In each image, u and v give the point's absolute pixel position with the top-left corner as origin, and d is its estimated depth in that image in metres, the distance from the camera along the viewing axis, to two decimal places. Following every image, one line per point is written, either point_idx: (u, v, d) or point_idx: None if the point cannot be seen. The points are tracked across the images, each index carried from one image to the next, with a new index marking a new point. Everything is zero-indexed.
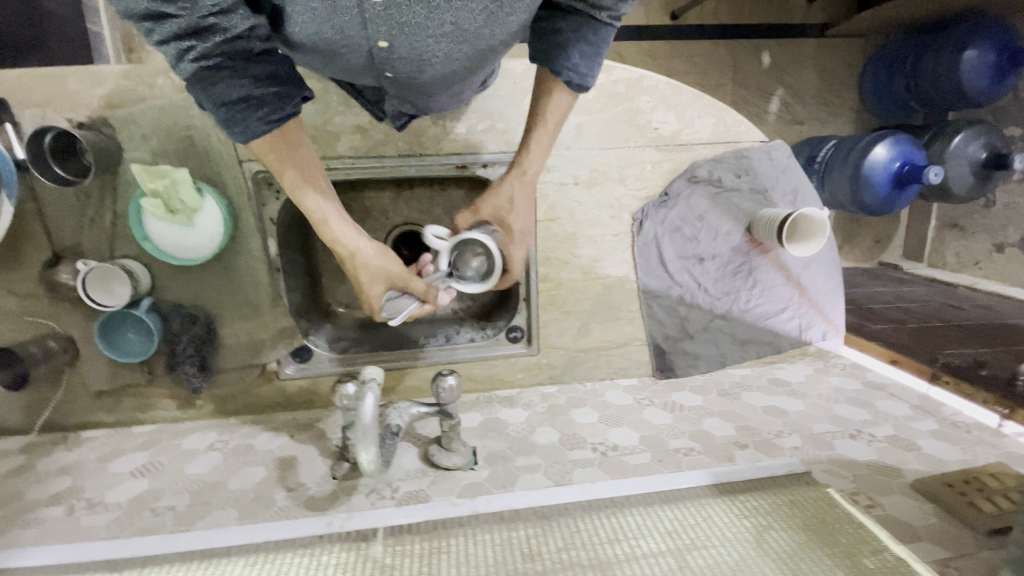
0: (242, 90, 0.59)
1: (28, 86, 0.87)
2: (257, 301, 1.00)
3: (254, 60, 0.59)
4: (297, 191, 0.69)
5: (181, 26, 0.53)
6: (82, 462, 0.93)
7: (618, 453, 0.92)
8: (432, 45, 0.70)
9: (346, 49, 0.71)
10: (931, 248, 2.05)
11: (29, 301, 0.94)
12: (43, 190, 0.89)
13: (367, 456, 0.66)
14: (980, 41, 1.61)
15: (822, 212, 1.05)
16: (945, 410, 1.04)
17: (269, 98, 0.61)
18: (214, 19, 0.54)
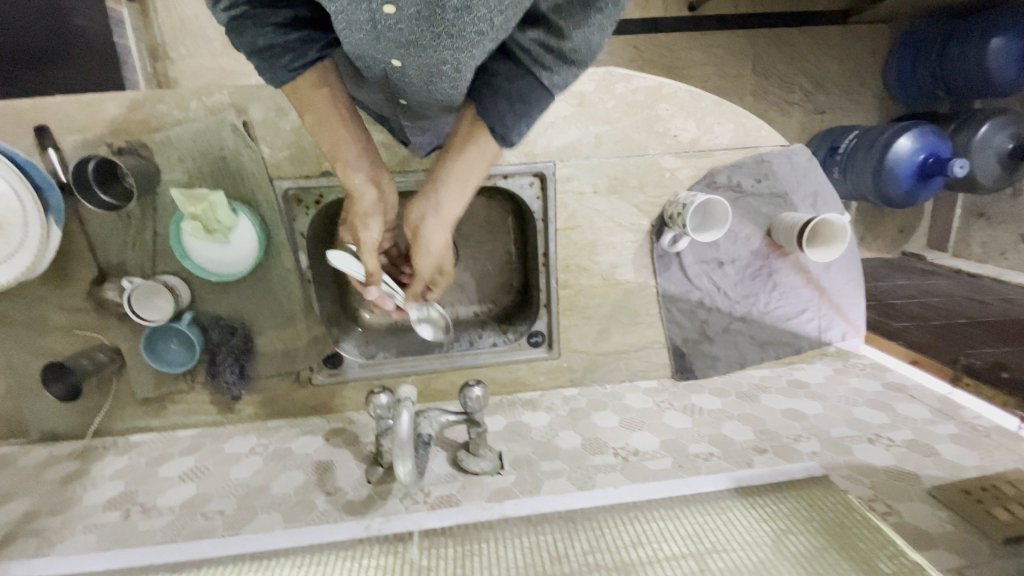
0: (269, 37, 0.63)
1: (69, 113, 0.90)
2: (290, 312, 1.04)
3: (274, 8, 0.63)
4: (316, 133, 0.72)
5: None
6: (134, 466, 0.99)
7: (639, 457, 0.95)
8: (439, 79, 0.69)
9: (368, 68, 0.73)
10: (956, 238, 2.02)
11: (79, 316, 1.00)
12: (87, 212, 0.94)
13: (405, 468, 0.71)
14: (1008, 28, 1.56)
15: (844, 218, 1.04)
16: (965, 413, 1.05)
17: (292, 45, 0.65)
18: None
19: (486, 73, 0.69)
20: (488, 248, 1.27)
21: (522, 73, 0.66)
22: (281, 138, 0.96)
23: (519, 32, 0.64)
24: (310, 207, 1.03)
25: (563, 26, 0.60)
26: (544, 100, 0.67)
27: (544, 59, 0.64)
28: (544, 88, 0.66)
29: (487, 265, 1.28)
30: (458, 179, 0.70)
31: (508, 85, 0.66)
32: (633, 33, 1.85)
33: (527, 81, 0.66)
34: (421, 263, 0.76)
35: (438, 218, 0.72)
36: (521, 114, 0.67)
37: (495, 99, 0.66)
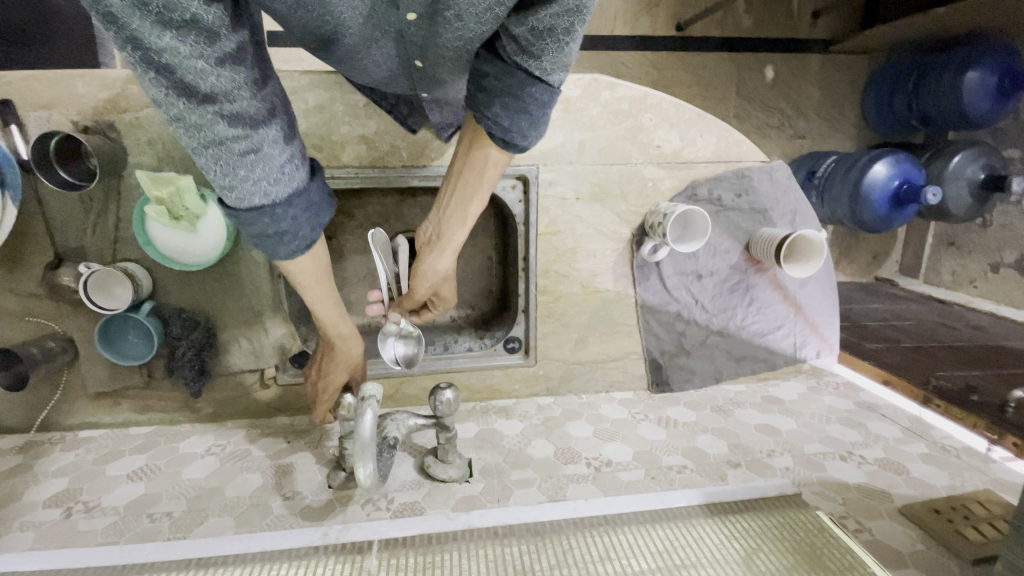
0: (275, 216, 0.59)
1: (34, 88, 0.87)
2: (257, 307, 1.01)
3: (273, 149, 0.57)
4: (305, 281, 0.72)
5: (221, 152, 0.52)
6: (79, 463, 0.93)
7: (612, 468, 0.93)
8: (448, 35, 0.63)
9: (373, 37, 0.67)
10: (927, 265, 2.07)
11: (30, 301, 0.94)
12: (46, 192, 0.90)
13: (366, 470, 0.66)
14: (982, 63, 1.62)
15: (821, 234, 1.05)
16: (935, 433, 1.06)
17: (298, 216, 0.61)
18: (229, 129, 0.51)
19: (477, 74, 0.67)
20: (468, 252, 1.26)
21: (513, 70, 0.63)
22: None
23: (510, 21, 0.59)
24: None
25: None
26: (542, 92, 0.64)
27: (533, 49, 0.59)
28: (536, 78, 0.62)
29: (467, 269, 1.27)
30: (461, 203, 0.76)
31: (499, 84, 0.64)
32: (622, 50, 1.87)
33: (517, 76, 0.63)
34: (417, 286, 0.80)
35: (441, 243, 0.77)
36: (516, 111, 0.65)
37: (491, 98, 0.65)
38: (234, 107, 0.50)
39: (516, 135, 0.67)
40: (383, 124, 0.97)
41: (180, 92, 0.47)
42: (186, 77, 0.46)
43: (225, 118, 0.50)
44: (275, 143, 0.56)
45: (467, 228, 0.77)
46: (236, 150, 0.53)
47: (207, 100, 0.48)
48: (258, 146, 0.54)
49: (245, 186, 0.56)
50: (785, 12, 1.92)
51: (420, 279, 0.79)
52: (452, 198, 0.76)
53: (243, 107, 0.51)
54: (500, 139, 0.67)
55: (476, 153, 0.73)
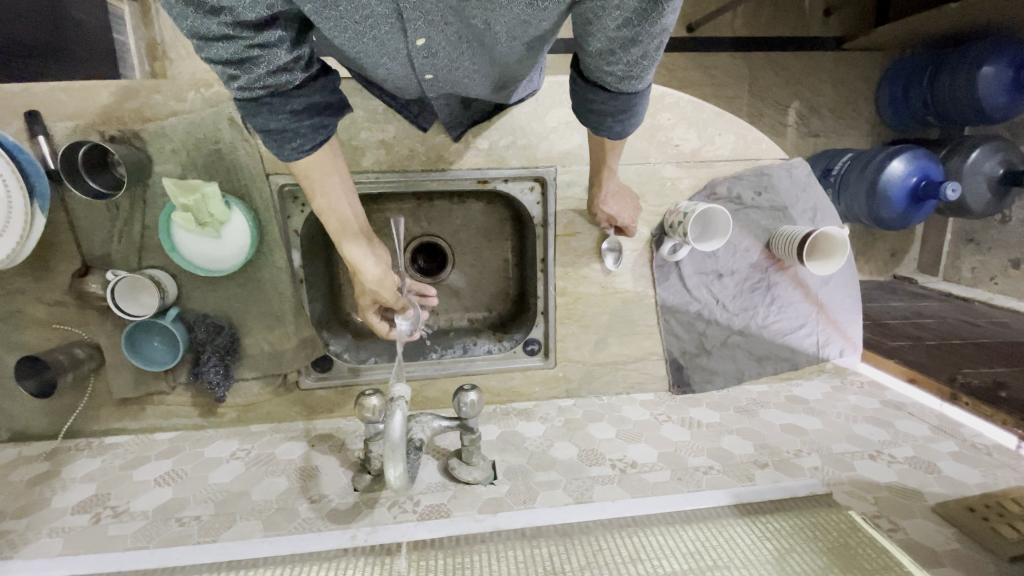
0: (281, 121, 0.63)
1: (62, 99, 0.88)
2: (280, 311, 1.01)
3: (293, 92, 0.62)
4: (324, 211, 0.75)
5: (228, 50, 0.55)
6: (107, 469, 0.94)
7: (637, 469, 0.92)
8: (471, 34, 0.65)
9: (386, 60, 0.68)
10: (947, 262, 2.04)
11: (58, 309, 0.96)
12: (74, 201, 0.91)
13: (395, 471, 0.66)
14: (996, 58, 1.60)
15: (844, 231, 1.03)
16: (965, 431, 1.04)
17: (304, 130, 0.65)
18: (232, 30, 0.53)
19: (581, 100, 0.75)
20: (486, 254, 1.26)
21: (615, 95, 0.70)
22: None
23: (599, 60, 0.64)
24: (305, 204, 1.01)
25: (634, 36, 0.58)
26: (641, 97, 0.71)
27: (629, 74, 0.65)
28: (636, 91, 0.70)
29: (485, 272, 1.27)
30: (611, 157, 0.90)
31: (607, 106, 0.72)
32: None
33: (621, 99, 0.71)
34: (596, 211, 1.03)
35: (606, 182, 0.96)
36: (625, 120, 0.74)
37: (605, 121, 0.75)
38: (234, 11, 0.51)
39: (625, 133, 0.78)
40: (403, 128, 0.98)
41: (191, 4, 0.51)
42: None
43: (224, 22, 0.52)
44: (281, 44, 0.57)
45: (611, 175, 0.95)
46: (239, 49, 0.55)
47: (209, 2, 0.50)
48: (261, 47, 0.55)
49: (250, 81, 0.58)
50: (796, 10, 1.91)
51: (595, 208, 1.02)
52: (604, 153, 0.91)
53: (246, 14, 0.52)
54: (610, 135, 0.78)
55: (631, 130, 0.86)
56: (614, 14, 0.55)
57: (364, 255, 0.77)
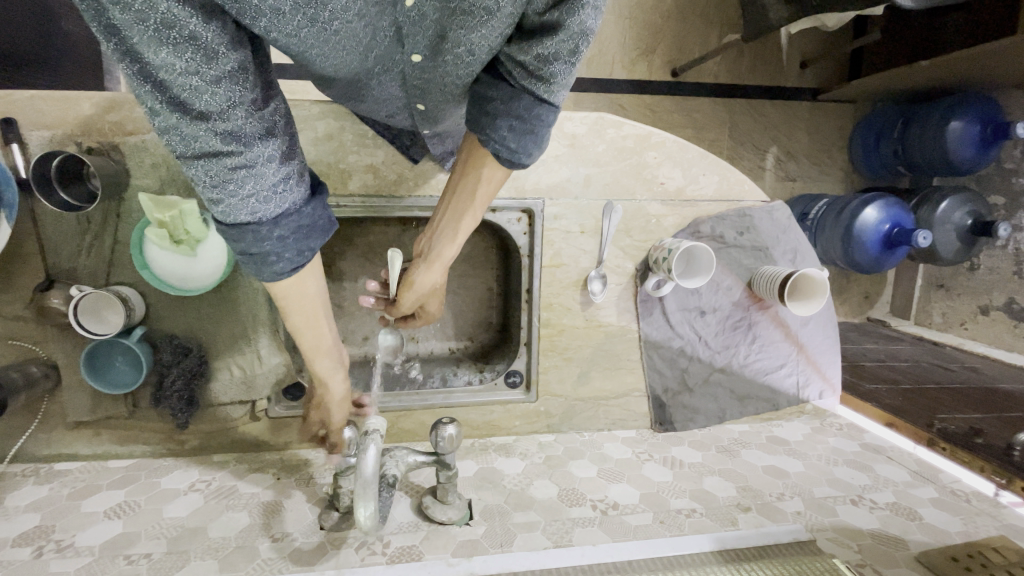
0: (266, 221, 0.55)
1: (40, 108, 0.86)
2: (253, 335, 0.97)
3: (277, 221, 0.56)
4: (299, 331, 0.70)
5: (213, 167, 0.50)
6: (54, 498, 0.87)
7: (618, 511, 0.89)
8: (454, 69, 0.64)
9: (379, 75, 0.69)
10: (917, 307, 2.10)
11: (15, 324, 0.91)
12: (43, 212, 0.87)
13: (366, 511, 0.63)
14: (964, 113, 1.69)
15: (823, 273, 1.06)
16: (943, 477, 1.04)
17: (289, 251, 0.58)
18: (219, 143, 0.49)
19: (480, 99, 0.65)
20: (469, 283, 1.25)
21: (518, 92, 0.62)
22: None
23: (514, 49, 0.59)
24: None
25: (556, 21, 0.54)
26: (547, 113, 0.63)
27: (541, 72, 0.59)
28: (542, 100, 0.62)
29: (467, 300, 1.25)
30: (452, 219, 0.74)
31: (504, 106, 0.63)
32: (619, 92, 1.93)
33: (525, 100, 0.62)
34: (405, 296, 0.81)
35: (431, 258, 0.77)
36: (525, 135, 0.64)
37: (495, 119, 0.63)
38: (221, 119, 0.47)
39: (524, 156, 0.66)
40: (391, 154, 0.97)
41: (179, 114, 0.47)
42: (181, 93, 0.46)
43: (215, 132, 0.48)
44: (271, 162, 0.53)
45: (458, 244, 0.76)
46: (226, 166, 0.50)
47: (198, 113, 0.47)
48: (251, 163, 0.51)
49: (234, 205, 0.53)
50: (774, 62, 2.01)
51: (411, 288, 0.80)
52: (444, 215, 0.74)
53: (234, 123, 0.48)
54: (508, 160, 0.66)
55: (471, 170, 0.70)
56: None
57: (332, 369, 0.76)
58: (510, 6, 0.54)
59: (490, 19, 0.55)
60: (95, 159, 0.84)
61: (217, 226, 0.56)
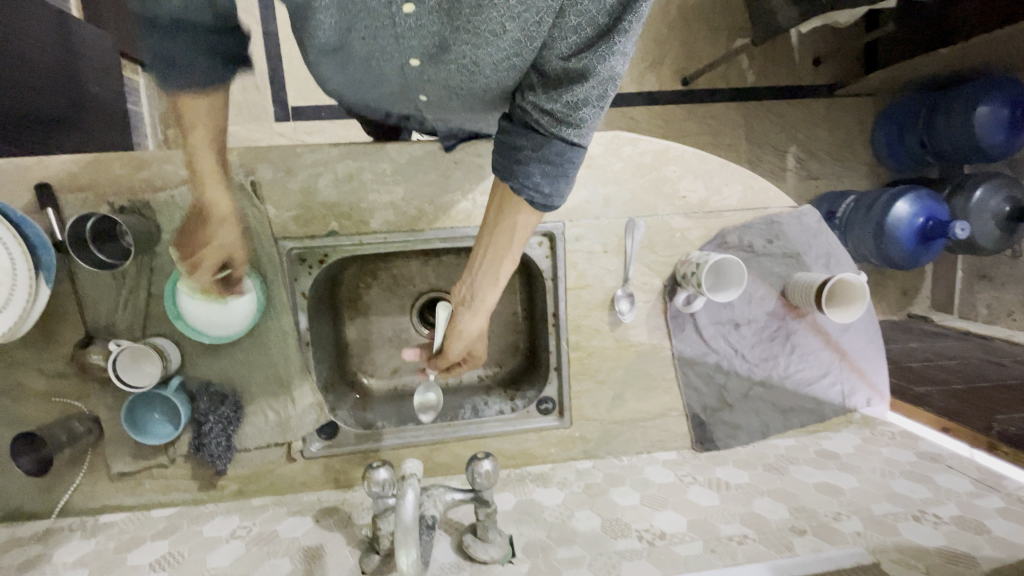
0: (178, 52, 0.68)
1: (74, 171, 0.89)
2: (284, 376, 0.98)
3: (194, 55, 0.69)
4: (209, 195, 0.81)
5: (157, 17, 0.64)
6: (100, 552, 0.88)
7: (666, 541, 0.86)
8: (454, 73, 0.71)
9: (379, 68, 0.75)
10: (961, 300, 2.01)
11: (57, 381, 0.93)
12: (80, 271, 0.90)
13: (408, 558, 0.61)
14: (990, 98, 1.63)
15: (860, 277, 1.01)
16: (1008, 484, 0.98)
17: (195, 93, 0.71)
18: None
19: (508, 148, 0.66)
20: (494, 309, 1.24)
21: (547, 139, 0.64)
22: (288, 197, 0.95)
23: (538, 97, 0.64)
24: (313, 266, 1.01)
25: (584, 67, 0.59)
26: (576, 154, 0.65)
27: (568, 118, 0.63)
28: (570, 143, 0.64)
29: (493, 326, 1.25)
30: (493, 264, 0.73)
31: (535, 152, 0.64)
32: (630, 105, 1.92)
33: (557, 145, 0.64)
34: (451, 346, 0.79)
35: (473, 305, 0.75)
36: (557, 176, 0.66)
37: (525, 166, 0.65)
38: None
39: (557, 200, 0.67)
40: (411, 189, 0.98)
41: None
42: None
43: None
44: None
45: (500, 288, 0.75)
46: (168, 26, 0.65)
47: None
48: None
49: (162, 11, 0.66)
50: (785, 62, 1.98)
51: (455, 338, 0.78)
52: (482, 260, 0.73)
53: None
54: (540, 205, 0.67)
55: (507, 215, 0.71)
56: (569, 35, 0.59)
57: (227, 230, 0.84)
58: (517, 33, 0.61)
59: (497, 42, 0.62)
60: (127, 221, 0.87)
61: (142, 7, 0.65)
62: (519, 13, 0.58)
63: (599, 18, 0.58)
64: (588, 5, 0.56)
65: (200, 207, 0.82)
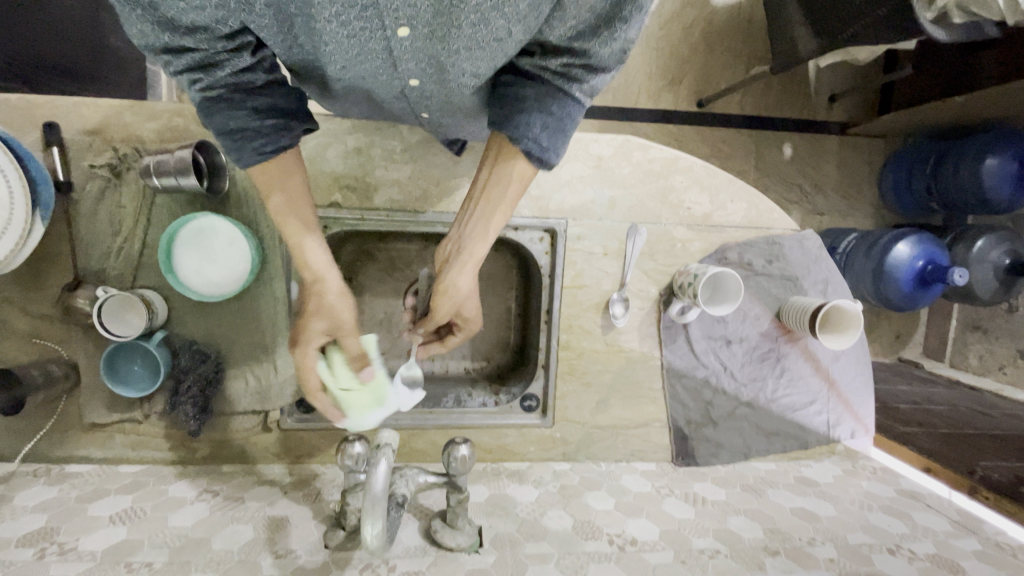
0: (241, 121, 0.61)
1: (84, 113, 0.89)
2: (268, 342, 0.97)
3: (257, 93, 0.62)
4: (289, 228, 0.69)
5: (194, 58, 0.56)
6: (62, 500, 0.86)
7: (637, 548, 0.85)
8: (455, 88, 0.69)
9: (376, 91, 0.73)
10: (953, 349, 2.01)
11: (41, 322, 0.92)
12: (78, 213, 0.90)
13: (373, 529, 0.60)
14: (1001, 150, 1.63)
15: (856, 305, 1.01)
16: (986, 528, 0.97)
17: (266, 131, 0.63)
18: (226, 55, 0.57)
19: (510, 98, 0.66)
20: (488, 302, 1.23)
21: (551, 91, 0.65)
22: None
23: (536, 61, 0.64)
24: None
25: (586, 49, 0.60)
26: (574, 110, 0.67)
27: (570, 73, 0.64)
28: (574, 99, 0.66)
29: (485, 319, 1.24)
30: (481, 218, 0.71)
31: (537, 102, 0.65)
32: (644, 121, 1.93)
33: (559, 99, 0.65)
34: (439, 304, 0.75)
35: (460, 259, 0.72)
36: (557, 132, 0.66)
37: (526, 115, 0.65)
38: (234, 61, 0.58)
39: (553, 154, 0.67)
40: (418, 170, 0.98)
41: (164, 25, 0.53)
42: (167, 11, 0.51)
43: (198, 35, 0.54)
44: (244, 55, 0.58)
45: (489, 243, 0.72)
46: (221, 73, 0.58)
47: (182, 21, 0.52)
48: (233, 50, 0.57)
49: (214, 75, 0.58)
50: (801, 95, 2.01)
51: (442, 293, 0.74)
52: (472, 215, 0.72)
53: (218, 31, 0.54)
54: (537, 159, 0.67)
55: (501, 169, 0.69)
56: (569, 22, 0.57)
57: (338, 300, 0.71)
58: (521, 35, 0.58)
59: (501, 46, 0.60)
60: (172, 155, 0.85)
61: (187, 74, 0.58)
62: (523, 16, 0.55)
63: (598, 5, 0.56)
64: None
65: (309, 308, 0.71)
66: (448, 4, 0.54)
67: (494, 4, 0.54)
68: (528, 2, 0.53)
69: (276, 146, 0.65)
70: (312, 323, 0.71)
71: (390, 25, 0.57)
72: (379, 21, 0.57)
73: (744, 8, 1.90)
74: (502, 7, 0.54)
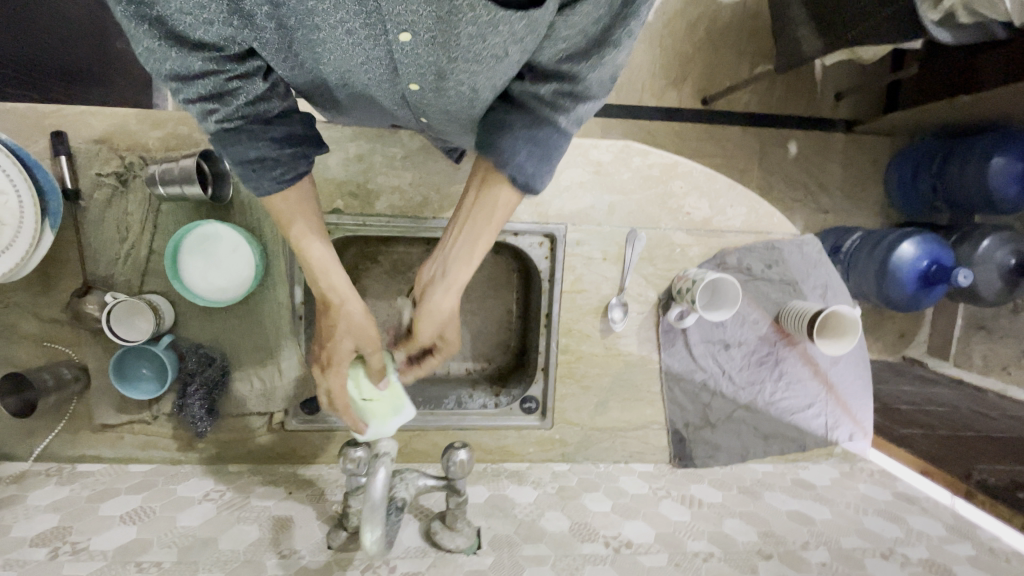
0: (260, 150, 0.63)
1: (91, 122, 0.91)
2: (272, 346, 0.99)
3: (272, 122, 0.63)
4: (303, 242, 0.69)
5: (206, 88, 0.57)
6: (74, 499, 0.89)
7: (632, 550, 0.87)
8: (453, 99, 0.69)
9: (380, 93, 0.73)
10: (956, 348, 2.00)
11: (52, 326, 0.94)
12: (86, 220, 0.92)
13: (373, 535, 0.62)
14: (1007, 149, 1.61)
15: (854, 311, 1.01)
16: (980, 534, 0.98)
17: (285, 158, 0.65)
18: (238, 81, 0.58)
19: (498, 125, 0.68)
20: (489, 304, 1.24)
21: (542, 118, 0.66)
22: None
23: (526, 87, 0.65)
24: None
25: (575, 73, 0.60)
26: (561, 140, 0.67)
27: (558, 103, 0.64)
28: (561, 127, 0.66)
29: (486, 321, 1.25)
30: (466, 243, 0.72)
31: (524, 127, 0.66)
32: (647, 119, 1.92)
33: (547, 128, 0.66)
34: (422, 328, 0.75)
35: (444, 283, 0.72)
36: (544, 159, 0.67)
37: (514, 139, 0.66)
38: (248, 87, 0.59)
39: (538, 180, 0.68)
40: (419, 176, 0.99)
41: (173, 44, 0.53)
42: (177, 26, 0.52)
43: (211, 57, 0.55)
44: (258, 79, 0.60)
45: (473, 267, 0.73)
46: (235, 100, 0.59)
47: (194, 39, 0.53)
48: (245, 74, 0.58)
49: (229, 105, 0.59)
50: (806, 93, 1.99)
51: (425, 316, 0.74)
52: (455, 240, 0.72)
53: (232, 50, 0.56)
54: (522, 185, 0.68)
55: (486, 196, 0.70)
56: (560, 43, 0.58)
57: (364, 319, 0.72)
58: (518, 53, 0.59)
59: (497, 63, 0.60)
60: (178, 164, 0.87)
61: (199, 106, 0.58)
62: (518, 38, 0.55)
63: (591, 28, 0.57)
64: (580, 18, 0.55)
65: (331, 331, 0.71)
66: (446, 17, 0.54)
67: (491, 22, 0.54)
68: (524, 23, 0.53)
69: (294, 172, 0.66)
70: (342, 345, 0.71)
71: (392, 29, 0.57)
72: (382, 25, 0.57)
73: (749, 5, 1.88)
74: (498, 25, 0.54)
